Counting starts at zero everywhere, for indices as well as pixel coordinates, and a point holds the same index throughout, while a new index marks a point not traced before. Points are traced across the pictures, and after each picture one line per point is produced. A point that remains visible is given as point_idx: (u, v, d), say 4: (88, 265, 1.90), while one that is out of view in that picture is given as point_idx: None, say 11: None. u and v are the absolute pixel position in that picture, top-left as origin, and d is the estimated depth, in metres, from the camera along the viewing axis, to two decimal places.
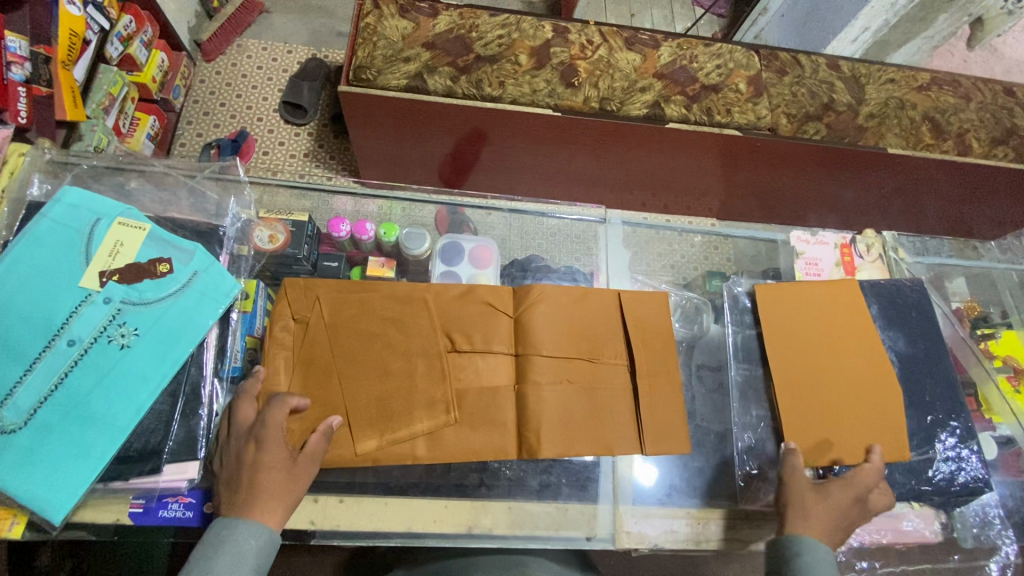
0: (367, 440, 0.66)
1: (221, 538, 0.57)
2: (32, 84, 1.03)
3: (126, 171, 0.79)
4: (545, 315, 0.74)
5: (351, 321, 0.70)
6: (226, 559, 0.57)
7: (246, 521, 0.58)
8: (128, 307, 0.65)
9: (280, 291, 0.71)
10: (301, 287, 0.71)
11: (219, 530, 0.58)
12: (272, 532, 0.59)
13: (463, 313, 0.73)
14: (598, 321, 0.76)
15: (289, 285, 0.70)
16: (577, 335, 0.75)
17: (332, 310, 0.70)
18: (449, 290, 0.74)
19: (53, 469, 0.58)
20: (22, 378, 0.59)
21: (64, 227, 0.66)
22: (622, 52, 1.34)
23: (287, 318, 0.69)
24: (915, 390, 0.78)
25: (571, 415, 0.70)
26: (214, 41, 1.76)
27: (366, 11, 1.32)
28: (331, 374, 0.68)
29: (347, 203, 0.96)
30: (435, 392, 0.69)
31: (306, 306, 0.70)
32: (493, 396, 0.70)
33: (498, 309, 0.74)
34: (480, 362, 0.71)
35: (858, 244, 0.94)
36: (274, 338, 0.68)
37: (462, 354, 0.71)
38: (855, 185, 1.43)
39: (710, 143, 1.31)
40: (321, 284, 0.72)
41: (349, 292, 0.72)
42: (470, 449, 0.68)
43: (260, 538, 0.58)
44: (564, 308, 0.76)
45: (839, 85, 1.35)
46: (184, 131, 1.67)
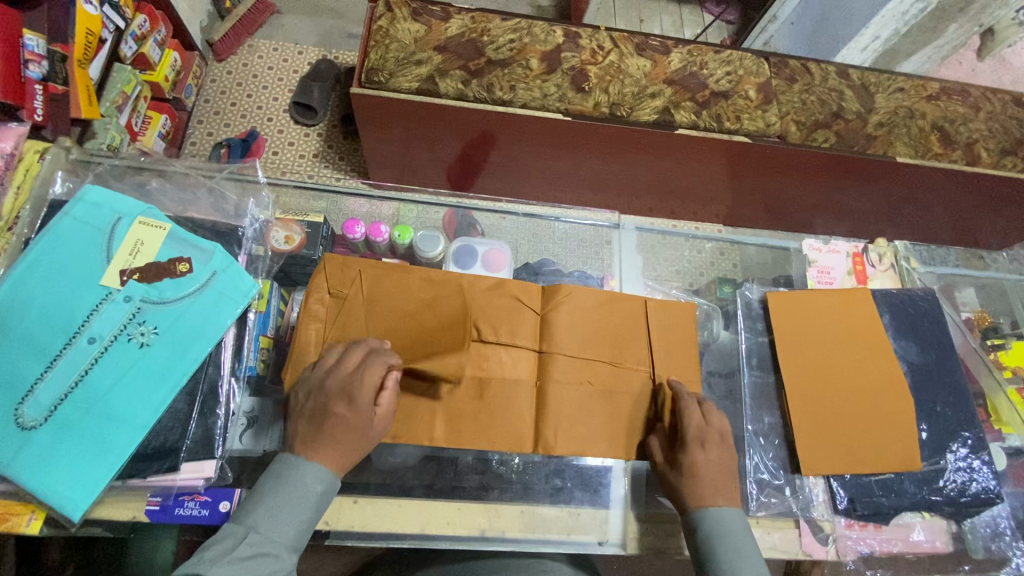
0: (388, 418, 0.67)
1: (283, 479, 0.59)
2: (48, 82, 1.04)
3: (145, 171, 0.79)
4: (571, 310, 0.75)
5: (387, 298, 0.71)
6: (290, 501, 0.58)
7: (313, 463, 0.60)
8: (148, 305, 0.65)
9: (320, 263, 0.71)
10: (339, 262, 0.71)
11: (283, 465, 0.60)
12: (331, 481, 0.61)
13: (489, 304, 0.73)
14: (618, 323, 0.76)
15: (329, 260, 0.71)
16: (599, 335, 0.75)
17: (371, 284, 0.71)
18: (484, 282, 0.74)
19: (73, 465, 0.58)
20: (43, 375, 0.59)
21: (85, 225, 0.66)
22: (633, 58, 1.35)
23: (323, 291, 0.70)
24: (927, 399, 0.78)
25: (587, 414, 0.71)
26: (226, 41, 1.77)
27: (379, 14, 1.33)
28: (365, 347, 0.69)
29: (360, 205, 0.96)
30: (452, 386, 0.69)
31: (343, 281, 0.70)
32: (513, 393, 0.70)
33: (527, 304, 0.74)
34: (498, 357, 0.71)
35: (870, 252, 0.94)
36: (309, 310, 0.69)
37: (488, 345, 0.71)
38: (863, 194, 1.43)
39: (719, 149, 1.32)
40: (357, 263, 0.72)
41: (386, 272, 0.72)
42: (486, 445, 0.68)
43: (322, 479, 0.60)
44: (588, 306, 0.76)
45: (848, 93, 1.36)
46: (195, 130, 1.69)
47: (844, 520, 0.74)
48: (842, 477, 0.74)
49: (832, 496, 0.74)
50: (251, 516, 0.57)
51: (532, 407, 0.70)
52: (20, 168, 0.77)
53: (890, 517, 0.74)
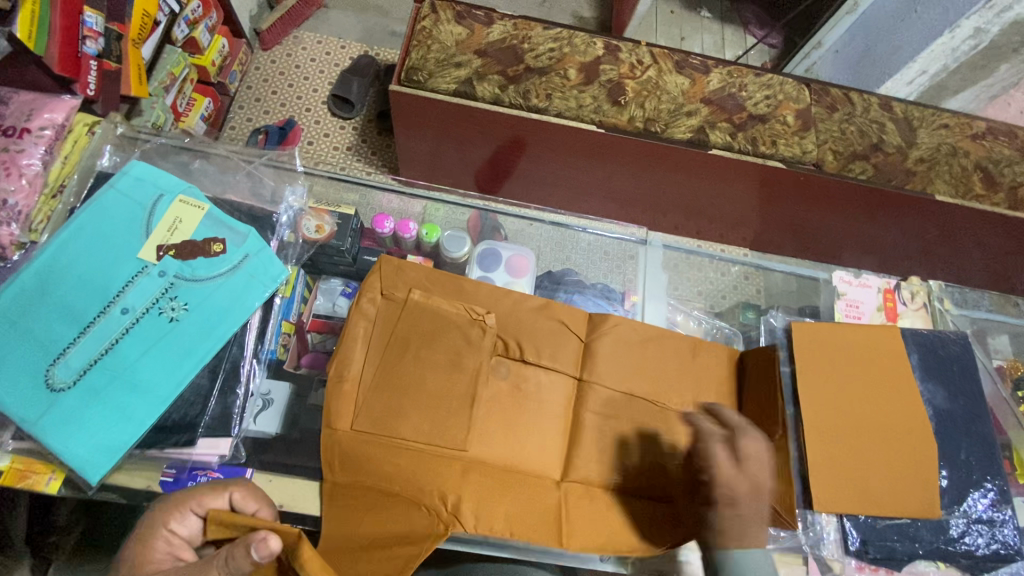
0: (420, 428, 0.66)
1: None
2: (103, 59, 1.07)
3: (190, 151, 0.82)
4: (614, 344, 0.77)
5: (433, 307, 0.72)
6: None
7: None
8: (180, 282, 0.65)
9: (376, 263, 0.73)
10: (394, 266, 0.74)
11: None
12: None
13: (536, 327, 0.76)
14: (656, 352, 0.78)
15: (384, 262, 0.73)
16: (631, 361, 0.76)
17: (422, 293, 0.73)
18: (530, 303, 0.77)
19: (95, 430, 0.57)
20: (75, 341, 0.60)
21: (129, 199, 0.68)
22: (671, 75, 1.35)
23: (375, 291, 0.72)
24: (951, 446, 0.76)
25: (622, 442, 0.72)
26: (273, 31, 1.82)
27: (424, 15, 1.35)
28: (410, 353, 0.69)
29: (389, 202, 0.96)
30: (486, 399, 0.71)
31: (395, 286, 0.73)
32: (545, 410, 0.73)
33: (571, 329, 0.77)
34: (536, 375, 0.74)
35: (902, 290, 0.92)
36: (360, 307, 0.70)
37: (528, 364, 0.75)
38: (897, 230, 1.40)
39: (752, 173, 1.31)
40: (411, 269, 0.75)
41: (439, 281, 0.75)
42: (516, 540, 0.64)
43: None
44: (631, 341, 0.77)
45: (890, 126, 1.34)
46: (235, 114, 1.73)
47: (855, 561, 0.73)
48: (856, 517, 0.72)
49: (844, 536, 0.73)
50: None
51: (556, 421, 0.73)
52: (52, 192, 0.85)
53: (902, 563, 0.72)
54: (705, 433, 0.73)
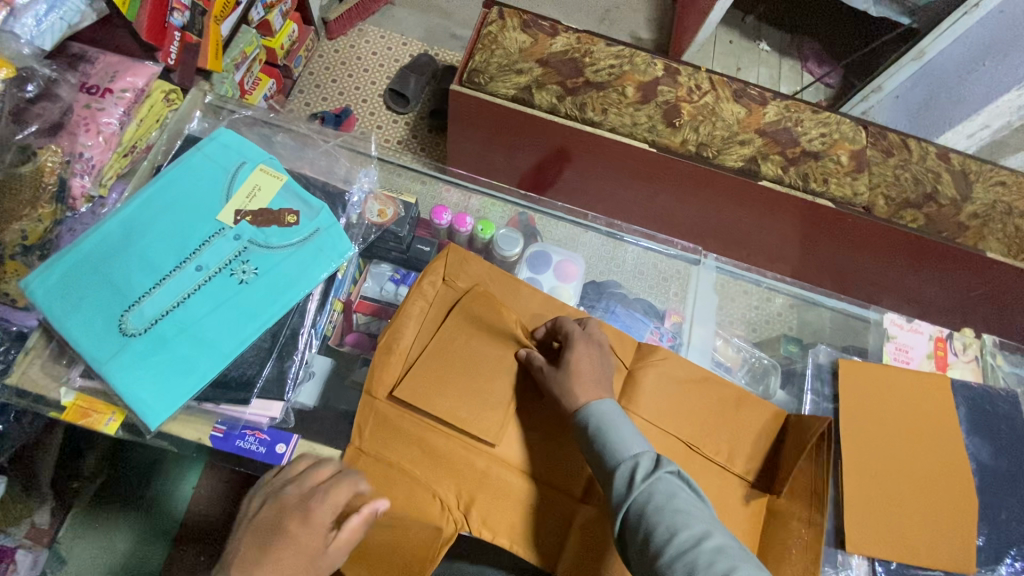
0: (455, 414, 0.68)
1: None
2: (187, 31, 1.12)
3: (270, 125, 0.85)
4: (657, 376, 0.75)
5: (490, 297, 0.74)
6: None
7: None
8: (253, 247, 0.67)
9: (443, 251, 0.77)
10: (460, 255, 0.77)
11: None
12: None
13: None
14: (700, 375, 0.77)
15: (451, 251, 0.77)
16: (674, 378, 0.76)
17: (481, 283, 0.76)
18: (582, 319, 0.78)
19: (158, 378, 0.60)
20: (150, 291, 0.63)
21: (214, 163, 0.71)
22: (728, 103, 1.35)
23: (438, 275, 0.75)
24: (993, 505, 0.74)
25: None
26: (340, 22, 1.87)
27: (491, 20, 1.38)
28: (462, 336, 0.71)
29: (449, 194, 0.99)
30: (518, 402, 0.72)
31: (457, 273, 0.76)
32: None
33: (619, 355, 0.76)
34: None
35: (954, 340, 0.91)
36: (422, 288, 0.74)
37: None
38: (942, 284, 1.37)
39: (800, 209, 1.30)
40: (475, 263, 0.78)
41: (500, 278, 0.77)
42: (531, 536, 0.67)
43: None
44: (675, 379, 0.76)
45: (946, 177, 1.32)
46: (296, 97, 1.79)
47: None
48: (887, 563, 0.70)
49: None
50: None
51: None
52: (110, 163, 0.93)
53: None
54: (739, 459, 0.73)
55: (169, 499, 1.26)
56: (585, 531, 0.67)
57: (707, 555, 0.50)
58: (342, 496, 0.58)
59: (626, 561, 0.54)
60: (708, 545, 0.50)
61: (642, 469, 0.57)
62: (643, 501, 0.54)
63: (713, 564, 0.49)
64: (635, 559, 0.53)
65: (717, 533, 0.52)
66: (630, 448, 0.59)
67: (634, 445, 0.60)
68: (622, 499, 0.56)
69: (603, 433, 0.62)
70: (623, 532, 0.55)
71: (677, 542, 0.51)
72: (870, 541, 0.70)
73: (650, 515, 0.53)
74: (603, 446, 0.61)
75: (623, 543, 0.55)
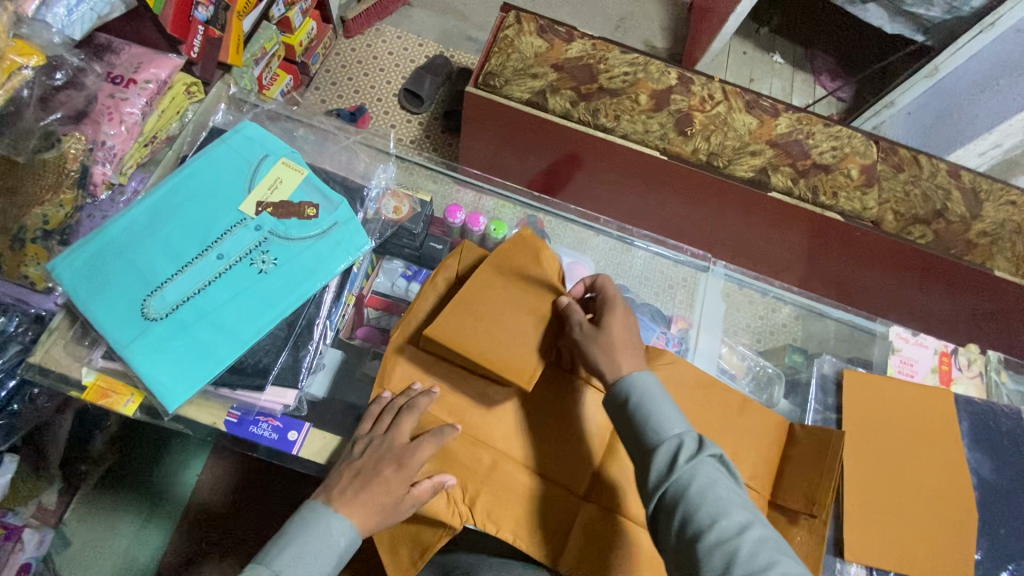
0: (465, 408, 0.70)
1: (316, 527, 0.61)
2: (210, 26, 1.14)
3: (293, 120, 0.86)
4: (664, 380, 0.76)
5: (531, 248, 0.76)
6: (313, 545, 0.60)
7: (338, 517, 0.61)
8: (273, 238, 0.69)
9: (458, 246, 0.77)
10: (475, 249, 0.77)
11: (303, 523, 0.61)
12: (357, 538, 0.62)
13: None
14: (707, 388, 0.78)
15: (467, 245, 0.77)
16: (680, 387, 0.77)
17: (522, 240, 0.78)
18: None
19: (177, 362, 0.61)
20: (172, 278, 0.64)
21: (237, 154, 0.72)
22: (740, 113, 1.36)
23: (451, 271, 0.75)
24: (993, 520, 0.74)
25: None
26: (358, 21, 1.90)
27: (508, 24, 1.40)
28: (507, 279, 0.72)
29: (472, 197, 1.00)
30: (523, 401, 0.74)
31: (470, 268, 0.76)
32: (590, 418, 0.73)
33: None
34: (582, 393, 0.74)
35: (959, 355, 0.91)
36: (434, 284, 0.74)
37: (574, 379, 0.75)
38: (947, 301, 1.38)
39: (808, 221, 1.31)
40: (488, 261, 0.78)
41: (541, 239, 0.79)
42: (535, 531, 0.68)
43: (346, 535, 0.61)
44: (683, 382, 0.77)
45: (955, 195, 1.32)
46: (311, 94, 1.81)
47: None
48: (885, 573, 0.71)
49: None
50: (278, 561, 0.58)
51: (593, 429, 0.73)
52: (133, 151, 0.94)
53: None
54: (742, 463, 0.74)
55: (172, 481, 1.28)
56: (587, 528, 0.68)
57: (749, 546, 0.52)
58: (427, 454, 0.65)
59: (658, 535, 0.56)
60: (751, 537, 0.53)
61: (686, 451, 0.58)
62: (686, 484, 0.55)
63: (754, 556, 0.51)
64: (670, 537, 0.55)
65: (758, 525, 0.54)
66: (673, 427, 0.59)
67: (675, 424, 0.60)
68: (663, 477, 0.57)
69: (644, 409, 0.61)
70: (660, 508, 0.57)
71: (720, 530, 0.53)
72: (868, 549, 0.71)
73: (695, 501, 0.54)
74: (642, 422, 0.61)
75: (657, 518, 0.57)
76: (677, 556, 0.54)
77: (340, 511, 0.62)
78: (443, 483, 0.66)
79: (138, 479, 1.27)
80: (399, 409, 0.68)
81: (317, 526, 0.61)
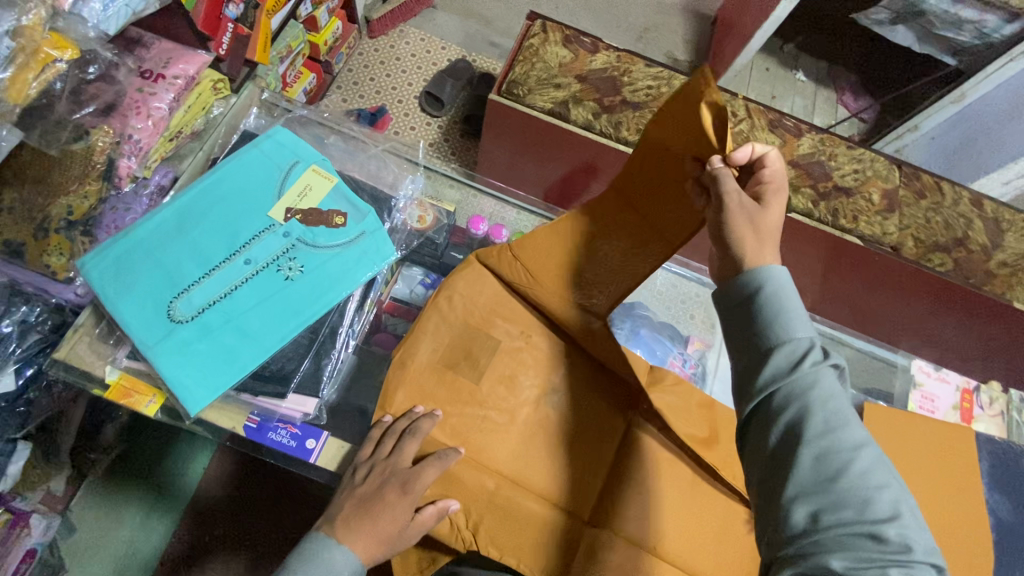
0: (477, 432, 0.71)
1: (318, 555, 0.59)
2: (239, 23, 1.15)
3: (324, 126, 0.87)
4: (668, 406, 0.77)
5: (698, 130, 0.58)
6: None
7: (342, 547, 0.60)
8: (301, 245, 0.69)
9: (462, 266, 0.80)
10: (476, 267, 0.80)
11: (309, 548, 0.60)
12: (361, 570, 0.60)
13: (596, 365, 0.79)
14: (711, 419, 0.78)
15: (470, 263, 0.80)
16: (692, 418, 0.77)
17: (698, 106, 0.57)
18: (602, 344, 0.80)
19: (200, 365, 0.62)
20: (199, 281, 0.65)
21: (269, 159, 0.73)
22: (763, 132, 1.35)
23: (453, 291, 0.78)
24: (1010, 562, 0.73)
25: (676, 492, 0.71)
26: (383, 22, 1.91)
27: (534, 33, 1.40)
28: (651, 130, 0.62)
29: (502, 213, 1.00)
30: (526, 421, 0.76)
31: (476, 287, 0.79)
32: (592, 439, 0.75)
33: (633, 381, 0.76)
34: (587, 415, 0.76)
35: (981, 393, 0.92)
36: (436, 303, 0.77)
37: (583, 402, 0.77)
38: (964, 330, 1.36)
39: (826, 243, 1.30)
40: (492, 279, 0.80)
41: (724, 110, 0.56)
42: (541, 554, 0.67)
43: (350, 566, 0.60)
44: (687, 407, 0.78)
45: (977, 224, 1.31)
46: (333, 93, 1.82)
47: None
48: None
49: None
50: None
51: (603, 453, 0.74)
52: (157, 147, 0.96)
53: None
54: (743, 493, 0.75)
55: (178, 473, 1.28)
56: (592, 553, 0.67)
57: (864, 464, 0.47)
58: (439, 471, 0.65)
59: (752, 435, 0.52)
60: (867, 455, 0.48)
61: (811, 357, 0.51)
62: (805, 387, 0.50)
63: (868, 474, 0.47)
64: (772, 440, 0.50)
65: (877, 446, 0.49)
66: (800, 329, 0.53)
67: (804, 327, 0.53)
68: (777, 378, 0.51)
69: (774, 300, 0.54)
70: (764, 410, 0.52)
71: (835, 443, 0.48)
72: None
73: (815, 406, 0.49)
74: (766, 315, 0.54)
75: (753, 419, 0.52)
76: (771, 461, 0.50)
77: (344, 539, 0.60)
78: (446, 507, 0.65)
79: (144, 471, 1.27)
80: (400, 435, 0.67)
81: (321, 556, 0.59)
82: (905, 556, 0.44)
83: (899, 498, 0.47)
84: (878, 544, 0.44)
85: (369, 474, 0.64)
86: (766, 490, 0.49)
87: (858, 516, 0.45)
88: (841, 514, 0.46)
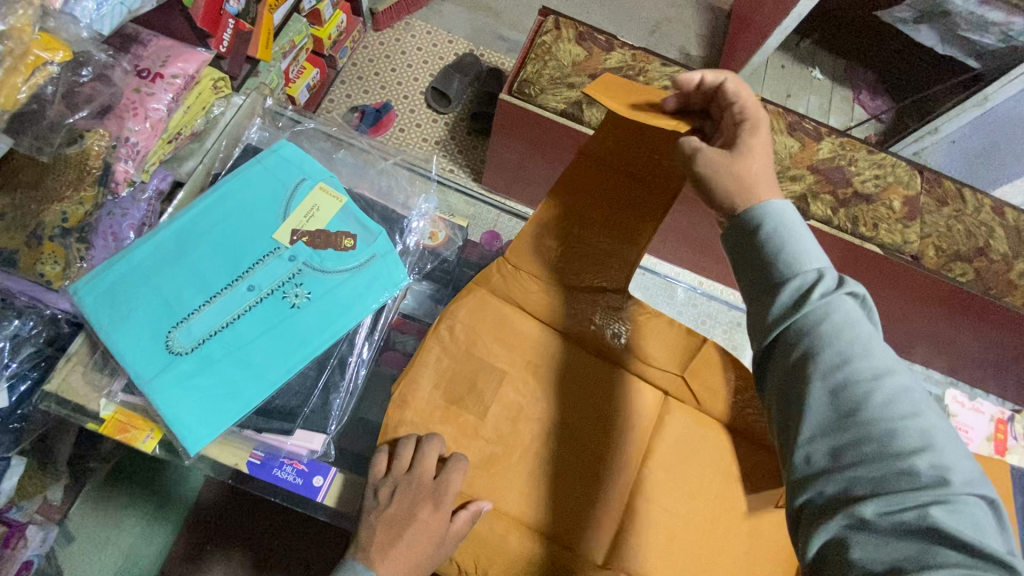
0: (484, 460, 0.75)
1: None
2: (240, 19, 1.10)
3: (331, 138, 0.83)
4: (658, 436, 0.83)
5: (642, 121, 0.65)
6: None
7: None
8: (308, 269, 0.66)
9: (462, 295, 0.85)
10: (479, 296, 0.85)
11: None
12: None
13: (589, 396, 0.84)
14: (698, 446, 0.83)
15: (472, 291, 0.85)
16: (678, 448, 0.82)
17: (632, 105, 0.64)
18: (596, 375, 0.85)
19: (202, 400, 0.59)
20: (200, 309, 0.62)
21: (274, 176, 0.70)
22: (782, 136, 1.31)
23: (455, 320, 0.82)
24: None
25: (660, 524, 0.77)
26: (388, 15, 1.85)
27: (546, 29, 1.35)
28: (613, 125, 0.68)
29: (503, 221, 1.07)
30: (526, 453, 0.79)
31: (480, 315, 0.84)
32: (586, 476, 0.79)
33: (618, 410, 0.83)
34: (582, 449, 0.80)
35: None
36: (438, 334, 0.80)
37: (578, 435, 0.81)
38: (982, 341, 1.32)
39: (845, 252, 1.25)
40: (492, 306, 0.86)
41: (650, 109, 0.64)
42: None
43: None
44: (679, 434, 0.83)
45: (1000, 233, 1.26)
46: (337, 89, 1.77)
47: None
48: None
49: None
50: None
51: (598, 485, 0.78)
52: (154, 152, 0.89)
53: None
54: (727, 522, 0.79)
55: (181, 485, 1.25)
56: None
57: (885, 395, 0.47)
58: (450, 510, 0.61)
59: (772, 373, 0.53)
60: (889, 384, 0.48)
61: (820, 288, 0.53)
62: (817, 320, 0.51)
63: (890, 404, 0.47)
64: (788, 373, 0.52)
65: (901, 376, 0.48)
66: (808, 262, 0.54)
67: (811, 258, 0.55)
68: (786, 315, 0.53)
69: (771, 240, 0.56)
70: (779, 342, 0.53)
71: (852, 373, 0.48)
72: None
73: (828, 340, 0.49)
74: (768, 249, 0.56)
75: (773, 354, 0.54)
76: (789, 408, 0.51)
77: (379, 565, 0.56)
78: (479, 510, 0.67)
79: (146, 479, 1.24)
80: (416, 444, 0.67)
81: None
82: (942, 487, 0.42)
83: (931, 427, 0.45)
84: (909, 479, 0.43)
85: (394, 490, 0.61)
86: (786, 434, 0.51)
87: (881, 451, 0.45)
88: (862, 450, 0.45)
